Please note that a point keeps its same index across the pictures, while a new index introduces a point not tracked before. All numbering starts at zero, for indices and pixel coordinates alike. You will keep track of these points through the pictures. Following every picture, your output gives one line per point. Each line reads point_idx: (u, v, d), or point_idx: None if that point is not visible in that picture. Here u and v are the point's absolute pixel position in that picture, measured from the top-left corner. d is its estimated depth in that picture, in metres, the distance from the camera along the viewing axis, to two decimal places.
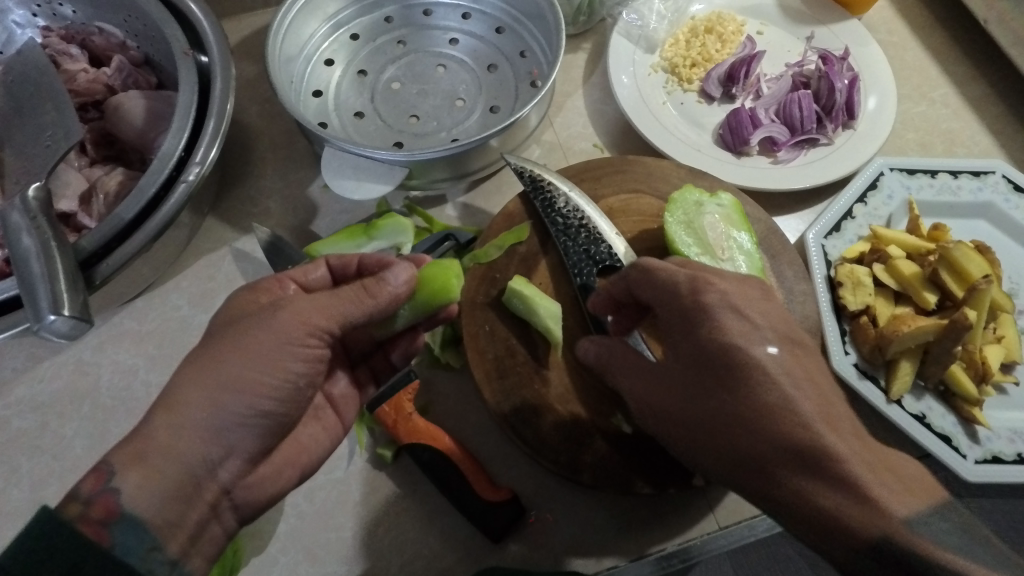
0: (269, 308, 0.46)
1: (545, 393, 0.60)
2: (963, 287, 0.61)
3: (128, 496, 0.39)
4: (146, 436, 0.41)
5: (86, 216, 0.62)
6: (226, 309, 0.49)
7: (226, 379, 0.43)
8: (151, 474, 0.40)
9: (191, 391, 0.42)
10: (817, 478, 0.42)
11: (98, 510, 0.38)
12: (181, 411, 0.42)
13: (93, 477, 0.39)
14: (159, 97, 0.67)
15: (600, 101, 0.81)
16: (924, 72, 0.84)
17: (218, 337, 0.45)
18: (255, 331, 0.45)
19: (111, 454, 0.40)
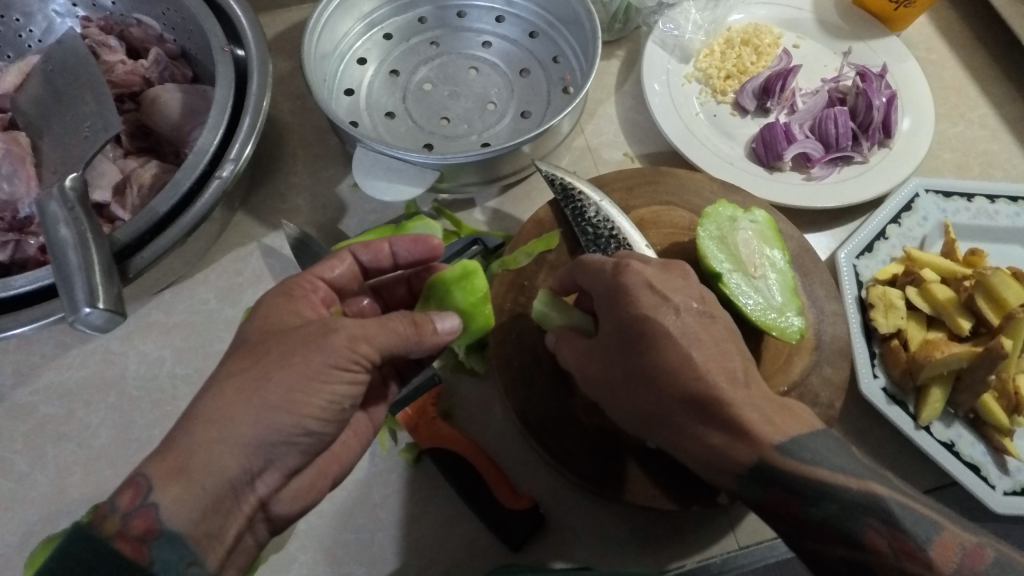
0: (318, 331, 0.46)
1: (570, 403, 0.60)
2: (999, 315, 0.60)
3: (166, 511, 0.39)
4: (188, 448, 0.41)
5: (120, 208, 0.63)
6: (266, 321, 0.48)
7: (274, 398, 0.43)
8: (188, 486, 0.40)
9: (238, 407, 0.42)
10: (716, 426, 0.48)
11: (137, 527, 0.39)
12: (228, 425, 0.42)
13: (131, 491, 0.40)
14: (196, 91, 0.68)
15: (632, 110, 0.80)
16: (963, 92, 0.82)
17: (264, 353, 0.44)
18: (305, 352, 0.44)
19: (147, 466, 0.41)
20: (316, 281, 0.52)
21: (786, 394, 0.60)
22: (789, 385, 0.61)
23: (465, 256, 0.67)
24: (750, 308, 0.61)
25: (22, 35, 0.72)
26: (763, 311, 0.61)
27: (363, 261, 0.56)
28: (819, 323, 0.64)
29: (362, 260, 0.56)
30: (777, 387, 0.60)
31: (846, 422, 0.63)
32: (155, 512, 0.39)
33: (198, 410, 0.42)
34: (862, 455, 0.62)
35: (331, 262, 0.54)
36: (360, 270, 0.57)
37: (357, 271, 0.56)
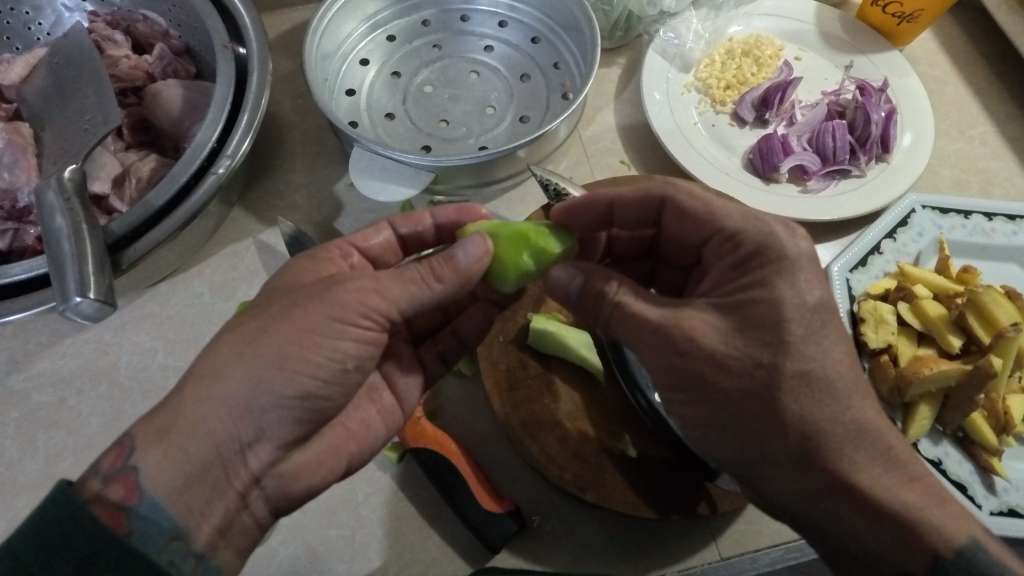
0: (317, 288, 0.45)
1: (555, 408, 0.60)
2: (989, 334, 0.59)
3: (145, 476, 0.40)
4: (177, 409, 0.41)
5: (118, 200, 0.64)
6: (278, 281, 0.48)
7: (269, 352, 0.42)
8: (170, 450, 0.41)
9: (235, 359, 0.42)
10: (793, 426, 0.43)
11: (116, 492, 0.40)
12: (224, 378, 0.42)
13: (115, 452, 0.41)
14: (197, 87, 0.69)
15: (631, 118, 0.80)
16: (964, 109, 0.82)
17: (266, 309, 0.44)
18: (305, 305, 0.44)
19: (135, 428, 0.42)
20: (346, 246, 0.54)
21: None
22: None
23: None
24: None
25: (30, 28, 0.73)
26: None
27: (401, 233, 0.58)
28: None
29: (401, 232, 0.57)
30: None
31: None
32: (135, 476, 0.40)
33: (200, 363, 0.43)
34: None
35: (370, 233, 0.56)
36: (400, 244, 0.58)
37: (393, 243, 0.57)
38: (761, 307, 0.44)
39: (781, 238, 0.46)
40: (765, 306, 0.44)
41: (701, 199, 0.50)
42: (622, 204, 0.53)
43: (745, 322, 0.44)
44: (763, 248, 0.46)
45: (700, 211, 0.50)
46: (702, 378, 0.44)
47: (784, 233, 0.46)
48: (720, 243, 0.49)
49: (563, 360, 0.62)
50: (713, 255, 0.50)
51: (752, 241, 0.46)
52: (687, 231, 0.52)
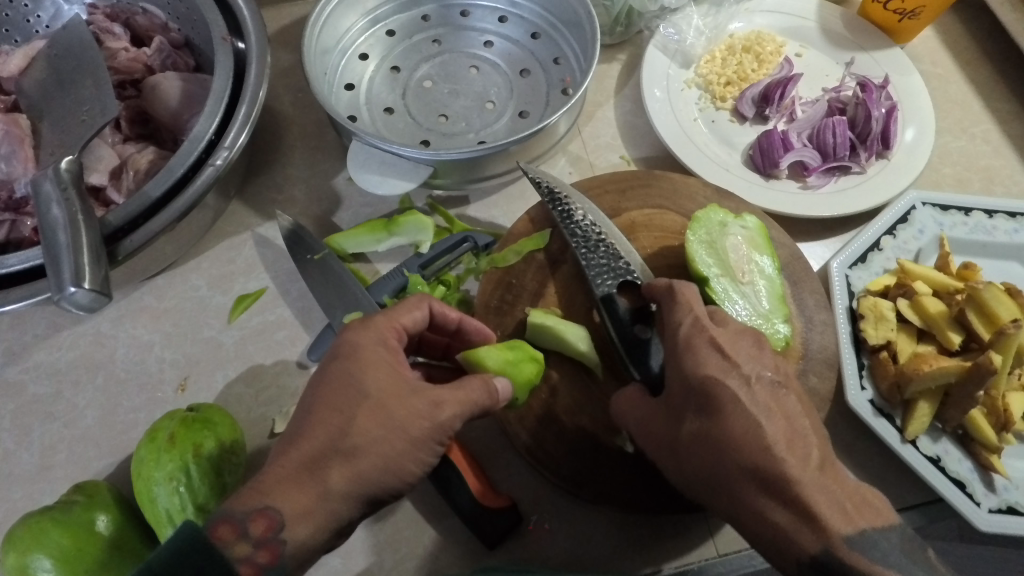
0: (426, 404, 0.48)
1: (553, 403, 0.59)
2: (990, 331, 0.59)
3: (291, 551, 0.43)
4: (322, 497, 0.45)
5: (116, 191, 0.64)
6: (377, 370, 0.49)
7: (394, 462, 0.47)
8: (314, 532, 0.44)
9: (368, 466, 0.46)
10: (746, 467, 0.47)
11: (263, 557, 0.42)
12: (359, 480, 0.46)
13: (263, 522, 0.43)
14: (196, 80, 0.68)
15: (631, 114, 0.80)
16: (966, 106, 0.82)
17: (388, 414, 0.47)
18: (421, 423, 0.48)
19: (278, 500, 0.43)
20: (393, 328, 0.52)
21: None
22: None
23: (454, 252, 0.68)
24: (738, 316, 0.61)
25: (29, 20, 0.73)
26: (750, 318, 0.61)
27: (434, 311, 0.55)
28: (807, 332, 0.64)
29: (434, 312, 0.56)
30: None
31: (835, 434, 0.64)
32: (283, 549, 0.43)
33: (335, 456, 0.45)
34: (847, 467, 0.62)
35: (409, 313, 0.53)
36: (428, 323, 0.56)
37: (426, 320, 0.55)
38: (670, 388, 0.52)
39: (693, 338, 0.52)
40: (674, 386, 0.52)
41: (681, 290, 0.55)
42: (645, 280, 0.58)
43: (664, 409, 0.52)
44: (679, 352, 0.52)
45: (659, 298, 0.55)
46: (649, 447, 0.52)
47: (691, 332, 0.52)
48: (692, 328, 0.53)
49: (562, 354, 0.61)
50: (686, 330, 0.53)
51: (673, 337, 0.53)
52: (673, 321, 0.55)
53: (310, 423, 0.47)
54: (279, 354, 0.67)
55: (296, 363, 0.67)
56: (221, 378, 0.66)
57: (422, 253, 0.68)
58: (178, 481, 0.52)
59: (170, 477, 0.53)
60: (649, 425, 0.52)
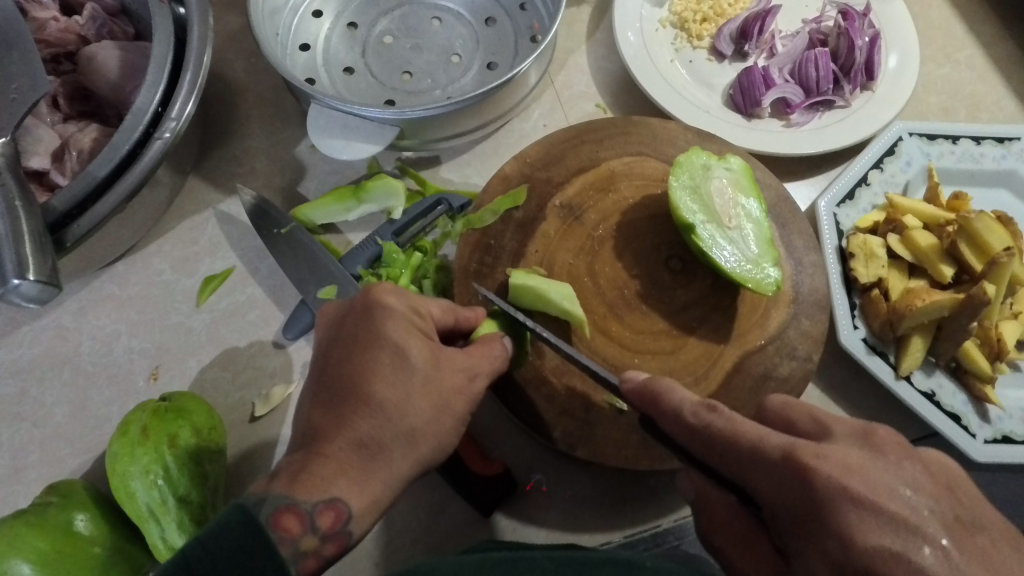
0: (464, 378, 0.47)
1: (541, 365, 0.57)
2: (982, 261, 0.58)
3: (355, 540, 0.42)
4: (387, 481, 0.43)
5: (60, 174, 0.59)
6: (420, 346, 0.46)
7: (444, 439, 0.46)
8: (376, 519, 0.43)
9: (424, 447, 0.45)
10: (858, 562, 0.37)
11: (330, 549, 0.40)
12: (417, 463, 0.45)
13: (332, 515, 0.40)
14: (136, 48, 0.63)
15: (604, 59, 0.77)
16: (949, 32, 0.79)
17: (436, 389, 0.46)
18: (457, 399, 0.47)
19: (343, 490, 0.41)
20: (415, 307, 0.48)
21: (764, 347, 0.58)
22: (767, 340, 0.58)
23: (429, 216, 0.65)
24: (726, 263, 0.58)
25: None
26: (741, 264, 0.58)
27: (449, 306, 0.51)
28: (798, 275, 0.61)
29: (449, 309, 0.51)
30: (754, 342, 0.58)
31: (827, 374, 0.63)
32: (349, 540, 0.41)
33: (394, 439, 0.44)
34: (841, 408, 0.62)
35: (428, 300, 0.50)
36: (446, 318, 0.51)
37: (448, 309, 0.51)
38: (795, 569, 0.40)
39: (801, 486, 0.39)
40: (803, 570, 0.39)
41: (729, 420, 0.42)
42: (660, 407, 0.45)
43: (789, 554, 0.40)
44: (775, 496, 0.40)
45: (699, 445, 0.43)
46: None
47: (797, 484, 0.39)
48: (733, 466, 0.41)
49: (547, 314, 0.59)
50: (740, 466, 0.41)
51: (770, 495, 0.40)
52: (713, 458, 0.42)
53: (358, 404, 0.44)
54: (253, 335, 0.64)
55: (273, 343, 0.64)
56: (195, 364, 0.63)
57: (395, 219, 0.65)
58: (156, 473, 0.50)
59: (147, 471, 0.50)
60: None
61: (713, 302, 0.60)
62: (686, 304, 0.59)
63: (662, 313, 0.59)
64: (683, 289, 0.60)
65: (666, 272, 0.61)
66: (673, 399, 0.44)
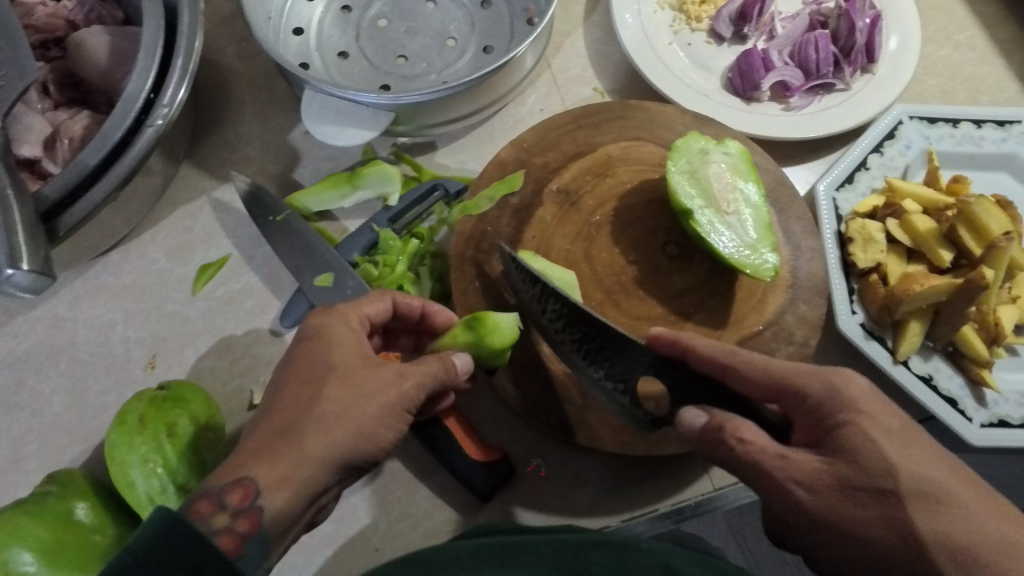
0: (392, 372, 0.46)
1: (538, 352, 0.57)
2: (981, 245, 0.57)
3: (270, 519, 0.40)
4: (300, 463, 0.41)
5: (51, 163, 0.58)
6: (336, 346, 0.46)
7: (365, 426, 0.44)
8: (294, 498, 0.41)
9: (340, 435, 0.42)
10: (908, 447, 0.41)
11: (242, 526, 0.39)
12: (336, 448, 0.42)
13: (239, 491, 0.39)
14: (125, 33, 0.62)
15: (602, 42, 0.75)
16: (951, 12, 0.78)
17: (357, 381, 0.45)
18: (385, 392, 0.45)
19: (254, 470, 0.40)
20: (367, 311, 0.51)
21: (761, 333, 0.58)
22: (764, 325, 0.58)
23: (425, 202, 0.65)
24: (724, 248, 0.58)
25: None
26: (738, 250, 0.58)
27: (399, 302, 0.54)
28: (795, 260, 0.61)
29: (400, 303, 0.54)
30: (751, 328, 0.58)
31: (824, 359, 0.63)
32: (262, 517, 0.39)
33: (309, 423, 0.42)
34: None
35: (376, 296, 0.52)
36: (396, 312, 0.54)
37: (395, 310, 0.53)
38: (842, 440, 0.41)
39: (836, 381, 0.44)
40: (850, 437, 0.41)
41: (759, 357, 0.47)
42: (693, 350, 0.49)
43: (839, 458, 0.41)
44: (813, 399, 0.44)
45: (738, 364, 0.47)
46: (846, 529, 0.40)
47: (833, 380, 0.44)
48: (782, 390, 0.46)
49: None
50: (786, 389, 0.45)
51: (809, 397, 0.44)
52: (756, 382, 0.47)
53: (280, 398, 0.44)
54: (249, 323, 0.64)
55: (269, 331, 0.64)
56: (192, 353, 0.63)
57: (390, 206, 0.64)
58: (154, 462, 0.51)
59: (145, 459, 0.51)
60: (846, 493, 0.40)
61: (711, 288, 0.60)
62: (683, 290, 0.59)
63: (659, 298, 0.59)
64: (680, 274, 0.60)
65: (663, 257, 0.60)
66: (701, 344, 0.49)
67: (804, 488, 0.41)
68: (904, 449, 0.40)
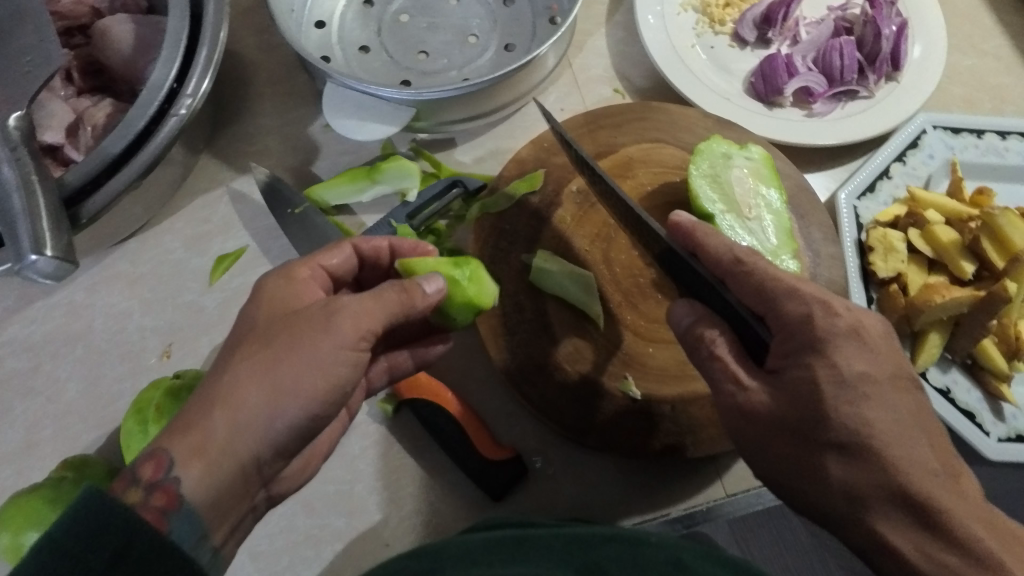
0: (322, 310, 0.42)
1: (553, 352, 0.57)
2: (1004, 258, 0.57)
3: (190, 491, 0.37)
4: (220, 420, 0.38)
5: (73, 149, 0.59)
6: (272, 305, 0.44)
7: (286, 376, 0.40)
8: (213, 466, 0.38)
9: (262, 385, 0.39)
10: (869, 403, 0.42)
11: (158, 500, 0.36)
12: (256, 407, 0.39)
13: (152, 464, 0.36)
14: (149, 22, 0.62)
15: (624, 42, 0.75)
16: (977, 21, 0.77)
17: (278, 331, 0.41)
18: (310, 332, 0.41)
19: (170, 442, 0.38)
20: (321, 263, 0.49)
21: None
22: None
23: (443, 199, 0.64)
24: None
25: None
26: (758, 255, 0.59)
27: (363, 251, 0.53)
28: (815, 267, 0.60)
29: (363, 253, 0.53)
30: None
31: None
32: (179, 491, 0.37)
33: (230, 375, 0.40)
34: None
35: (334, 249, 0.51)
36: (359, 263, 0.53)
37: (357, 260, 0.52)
38: (794, 374, 0.42)
39: (821, 317, 0.43)
40: (802, 375, 0.42)
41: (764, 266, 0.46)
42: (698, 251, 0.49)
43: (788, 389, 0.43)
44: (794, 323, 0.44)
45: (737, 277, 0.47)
46: (785, 448, 0.43)
47: (821, 312, 0.43)
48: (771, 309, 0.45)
49: (561, 299, 0.59)
50: (787, 313, 0.44)
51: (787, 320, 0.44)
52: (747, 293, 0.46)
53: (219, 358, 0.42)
54: None
55: None
56: (207, 343, 0.63)
57: (409, 201, 0.64)
58: None
59: None
60: (773, 414, 0.43)
61: None
62: None
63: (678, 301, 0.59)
64: None
65: None
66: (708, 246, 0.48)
67: (754, 403, 0.44)
68: (855, 396, 0.41)
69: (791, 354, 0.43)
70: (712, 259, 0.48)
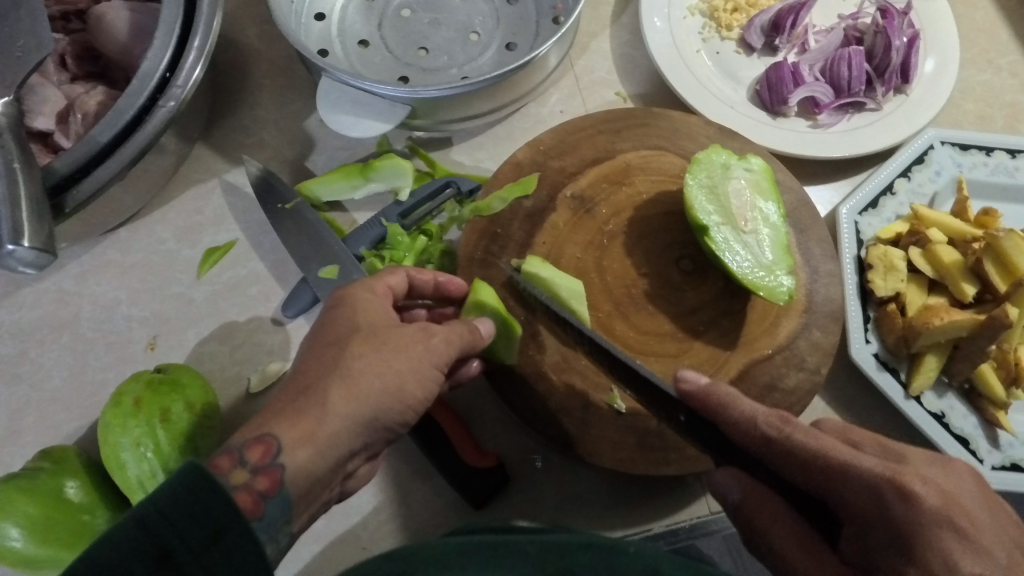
0: (421, 330, 0.46)
1: (540, 360, 0.56)
2: (1007, 282, 0.56)
3: (292, 476, 0.38)
4: (323, 418, 0.40)
5: (64, 136, 0.58)
6: (366, 314, 0.46)
7: (397, 385, 0.43)
8: (317, 456, 0.40)
9: (365, 399, 0.41)
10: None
11: (262, 483, 0.37)
12: (362, 404, 0.41)
13: (260, 448, 0.38)
14: (146, 10, 0.61)
15: (628, 45, 0.74)
16: (992, 35, 0.75)
17: (383, 341, 0.44)
18: (413, 349, 0.45)
19: (276, 428, 0.39)
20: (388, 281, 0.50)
21: (772, 356, 0.56)
22: (776, 349, 0.57)
23: (436, 199, 0.64)
24: (737, 266, 0.56)
25: None
26: (752, 270, 0.57)
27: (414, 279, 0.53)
28: (813, 283, 0.59)
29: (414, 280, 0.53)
30: (762, 351, 0.56)
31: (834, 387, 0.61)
32: (283, 475, 0.38)
33: (331, 380, 0.41)
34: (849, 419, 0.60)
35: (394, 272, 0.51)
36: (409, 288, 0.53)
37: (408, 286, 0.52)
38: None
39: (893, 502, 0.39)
40: None
41: (816, 436, 0.42)
42: (726, 422, 0.45)
43: None
44: (863, 506, 0.40)
45: (775, 455, 0.43)
46: None
47: (892, 495, 0.39)
48: (832, 493, 0.41)
49: None
50: (853, 495, 0.40)
51: (850, 504, 0.41)
52: (799, 473, 0.43)
53: (309, 358, 0.43)
54: (253, 310, 0.63)
55: (271, 320, 0.63)
56: (194, 336, 0.62)
57: (402, 201, 0.63)
58: (146, 446, 0.50)
59: (137, 443, 0.50)
60: None
61: (723, 306, 0.58)
62: (695, 307, 0.58)
63: (670, 314, 0.57)
64: (693, 290, 0.58)
65: (677, 272, 0.59)
66: (741, 410, 0.45)
67: None
68: None
69: (872, 551, 0.40)
70: (751, 432, 0.44)
